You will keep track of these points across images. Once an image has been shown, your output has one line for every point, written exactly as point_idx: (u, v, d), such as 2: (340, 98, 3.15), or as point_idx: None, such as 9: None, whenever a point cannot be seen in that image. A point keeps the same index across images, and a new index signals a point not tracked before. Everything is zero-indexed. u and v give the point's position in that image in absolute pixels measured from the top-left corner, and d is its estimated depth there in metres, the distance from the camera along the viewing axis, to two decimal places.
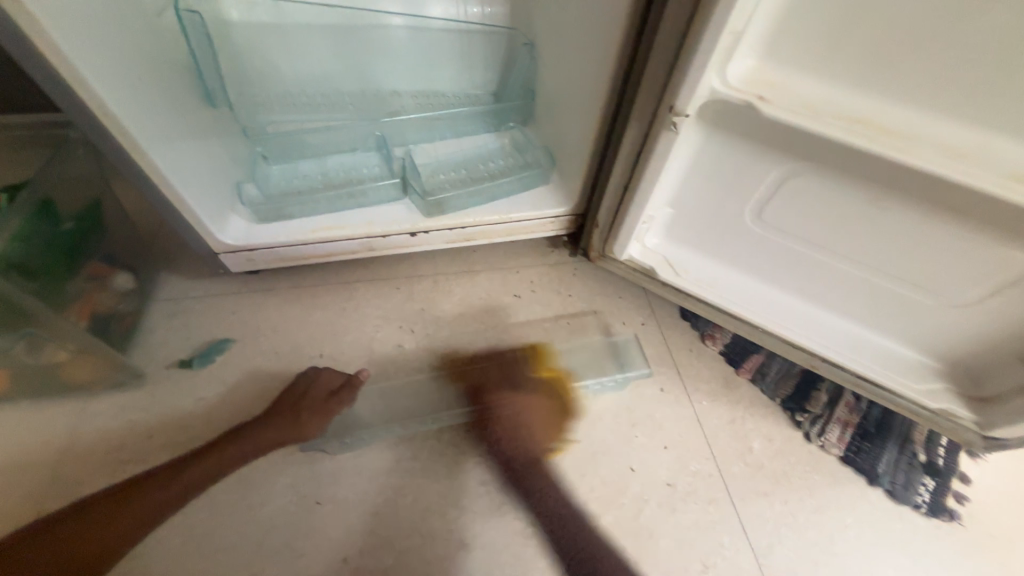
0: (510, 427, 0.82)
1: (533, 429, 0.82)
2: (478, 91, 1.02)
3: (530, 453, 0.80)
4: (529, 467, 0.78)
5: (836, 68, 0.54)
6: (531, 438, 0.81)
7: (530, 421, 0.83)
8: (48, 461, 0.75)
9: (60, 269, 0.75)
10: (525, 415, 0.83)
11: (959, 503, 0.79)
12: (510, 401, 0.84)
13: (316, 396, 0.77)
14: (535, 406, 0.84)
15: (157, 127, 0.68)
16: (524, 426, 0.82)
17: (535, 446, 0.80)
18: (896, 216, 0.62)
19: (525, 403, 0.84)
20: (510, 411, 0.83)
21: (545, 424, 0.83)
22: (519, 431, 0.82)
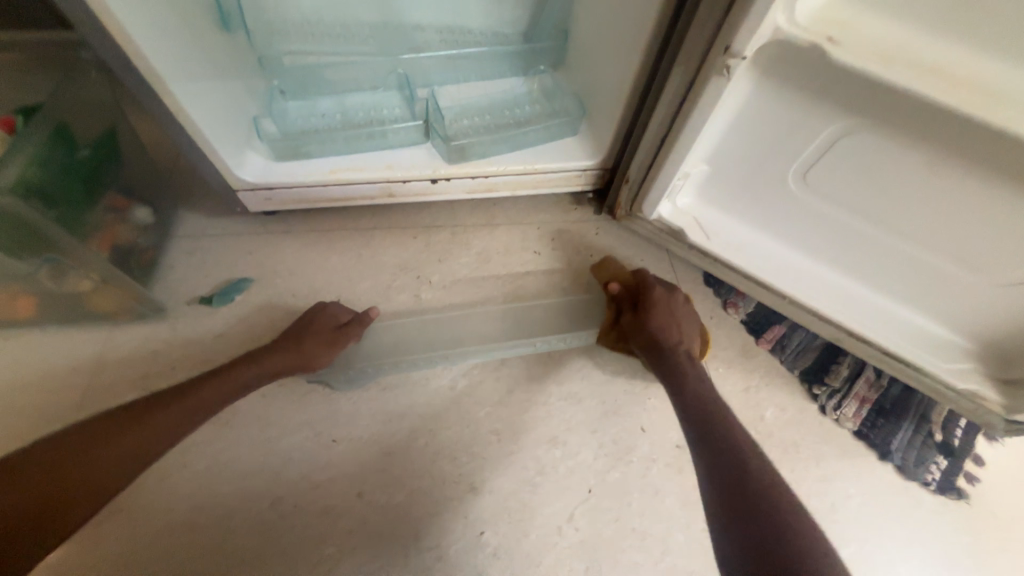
0: (661, 318, 0.78)
1: (679, 324, 0.78)
2: (508, 29, 0.95)
3: (676, 343, 0.76)
4: (678, 351, 0.74)
5: (923, 8, 0.48)
6: (677, 333, 0.77)
7: (682, 317, 0.80)
8: (76, 385, 0.78)
9: (78, 197, 0.74)
10: (678, 314, 0.80)
11: (969, 483, 0.79)
12: (669, 301, 0.80)
13: (322, 328, 0.77)
14: (688, 315, 0.80)
15: (171, 50, 0.64)
16: (672, 319, 0.78)
17: (682, 339, 0.77)
18: (960, 184, 0.57)
19: (679, 303, 0.81)
20: (665, 305, 0.80)
21: (691, 330, 0.80)
22: (668, 323, 0.78)
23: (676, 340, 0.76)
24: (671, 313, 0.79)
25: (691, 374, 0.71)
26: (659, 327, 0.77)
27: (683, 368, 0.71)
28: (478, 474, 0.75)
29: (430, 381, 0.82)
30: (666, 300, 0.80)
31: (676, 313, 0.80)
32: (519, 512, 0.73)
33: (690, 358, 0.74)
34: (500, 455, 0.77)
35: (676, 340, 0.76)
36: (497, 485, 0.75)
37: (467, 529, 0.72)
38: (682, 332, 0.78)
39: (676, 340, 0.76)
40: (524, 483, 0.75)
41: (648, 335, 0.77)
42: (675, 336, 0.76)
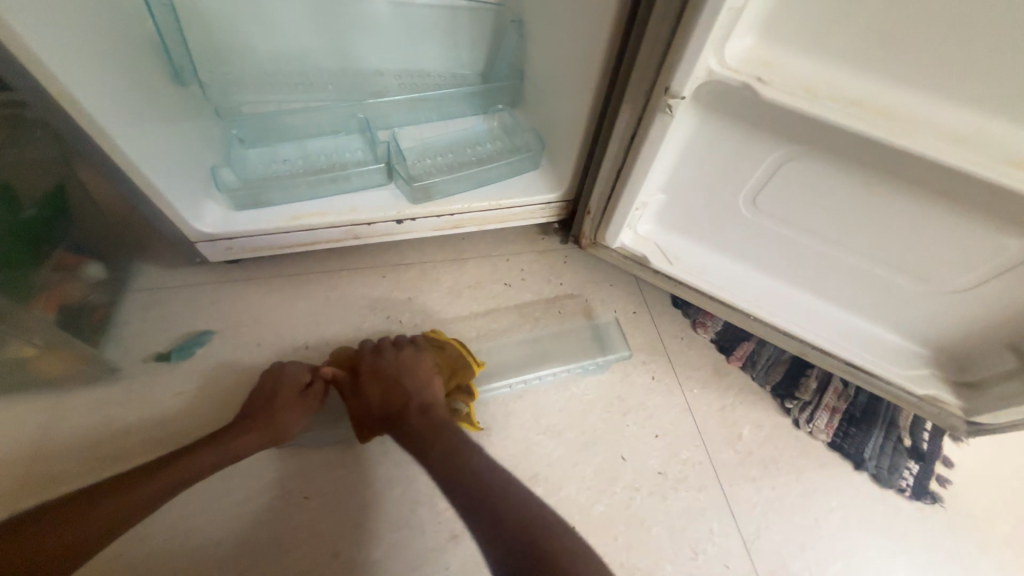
0: (383, 384, 0.73)
1: (403, 381, 0.73)
2: (465, 72, 0.98)
3: (404, 403, 0.71)
4: (410, 413, 0.70)
5: (836, 50, 0.52)
6: (402, 393, 0.72)
7: (409, 372, 0.74)
8: (20, 459, 0.72)
9: (23, 259, 0.70)
10: (399, 369, 0.74)
11: (942, 486, 0.80)
12: (395, 357, 0.76)
13: (287, 394, 0.74)
14: (424, 361, 0.77)
15: (121, 109, 0.64)
16: (392, 382, 0.73)
17: (413, 396, 0.72)
18: (892, 202, 0.61)
19: (403, 356, 0.76)
20: (392, 361, 0.76)
21: (436, 378, 0.75)
22: (390, 384, 0.73)
23: (399, 401, 0.71)
24: (398, 372, 0.74)
25: (430, 434, 0.66)
26: (377, 394, 0.72)
27: (434, 441, 0.66)
28: (458, 520, 0.72)
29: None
30: (398, 359, 0.76)
31: (389, 369, 0.75)
32: None
33: (427, 419, 0.68)
34: None
35: (403, 401, 0.71)
36: None
37: None
38: (422, 382, 0.74)
39: (417, 403, 0.71)
40: None
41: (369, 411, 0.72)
42: (400, 396, 0.71)
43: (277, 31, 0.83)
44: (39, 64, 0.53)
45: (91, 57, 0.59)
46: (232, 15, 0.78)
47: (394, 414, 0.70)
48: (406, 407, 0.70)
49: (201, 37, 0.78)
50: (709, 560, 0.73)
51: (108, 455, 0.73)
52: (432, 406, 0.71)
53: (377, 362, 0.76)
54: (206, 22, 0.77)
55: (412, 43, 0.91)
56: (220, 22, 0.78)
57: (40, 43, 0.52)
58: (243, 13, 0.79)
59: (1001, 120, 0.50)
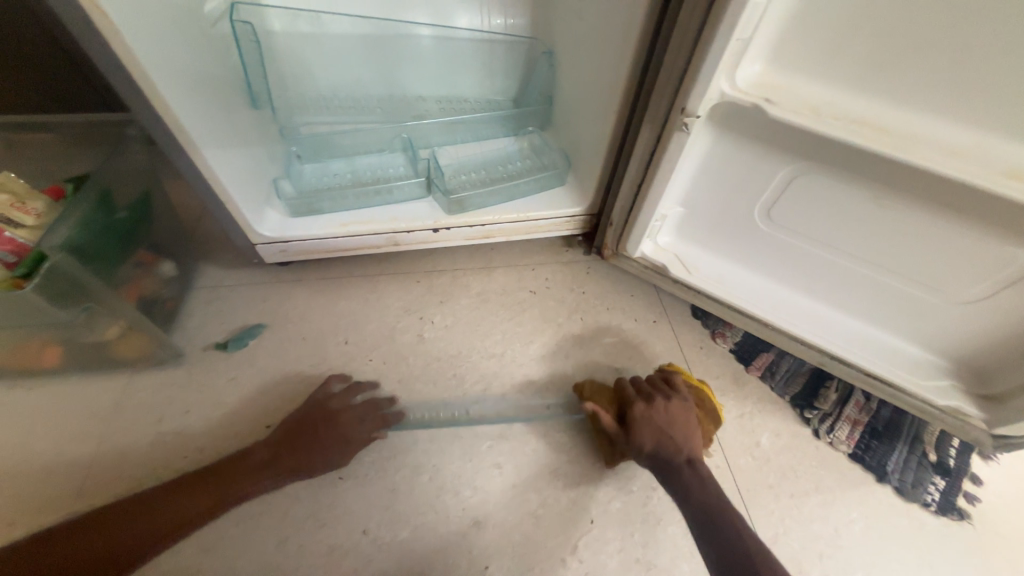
0: (652, 436, 0.72)
1: (674, 434, 0.73)
2: (499, 97, 1.08)
3: (674, 457, 0.71)
4: (681, 465, 0.71)
5: (838, 73, 0.57)
6: (674, 445, 0.72)
7: (674, 425, 0.74)
8: (96, 430, 0.81)
9: (114, 254, 0.81)
10: (671, 423, 0.74)
11: (970, 503, 0.79)
12: (654, 410, 0.75)
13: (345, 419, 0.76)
14: (684, 414, 0.76)
15: (208, 126, 0.74)
16: (665, 434, 0.72)
17: (684, 448, 0.72)
18: (900, 214, 0.64)
19: (670, 409, 0.76)
20: (656, 417, 0.74)
21: (696, 432, 0.76)
22: (663, 438, 0.72)
23: (672, 455, 0.71)
24: (664, 428, 0.73)
25: (706, 487, 0.68)
26: (651, 446, 0.72)
27: (712, 497, 0.67)
28: (482, 508, 0.76)
29: (433, 416, 0.85)
30: (652, 414, 0.74)
31: (663, 423, 0.74)
32: (523, 546, 0.73)
33: (700, 472, 0.70)
34: (503, 487, 0.78)
35: (676, 453, 0.71)
36: (501, 519, 0.75)
37: (472, 565, 0.72)
38: (680, 436, 0.73)
39: (686, 457, 0.71)
40: (526, 516, 0.76)
41: (642, 456, 0.72)
42: (675, 449, 0.72)
43: (336, 62, 0.95)
44: (153, 88, 0.64)
45: (189, 82, 0.70)
46: (300, 48, 0.90)
47: (666, 466, 0.71)
48: (678, 457, 0.71)
49: (273, 67, 0.90)
50: None
51: (170, 430, 0.81)
52: (698, 459, 0.72)
53: (650, 413, 0.74)
54: (279, 54, 0.89)
55: (453, 72, 1.02)
56: (290, 54, 0.90)
57: (154, 70, 0.63)
58: (309, 46, 0.91)
59: (997, 135, 0.53)
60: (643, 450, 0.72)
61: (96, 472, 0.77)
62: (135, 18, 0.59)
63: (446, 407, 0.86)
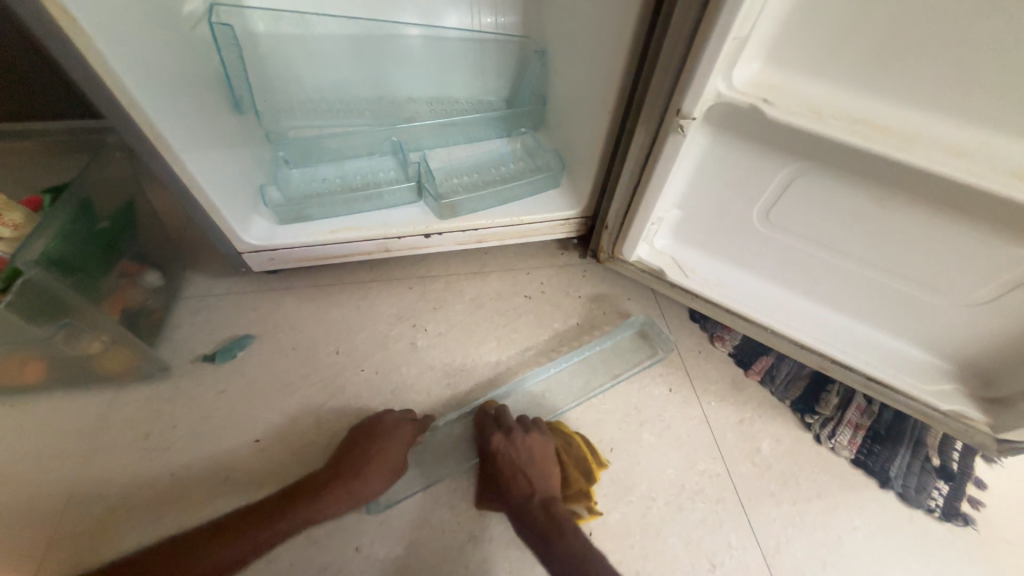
0: (506, 471, 0.72)
1: (529, 472, 0.72)
2: (491, 98, 1.06)
3: (526, 499, 0.69)
4: (534, 505, 0.68)
5: (838, 72, 0.56)
6: (526, 483, 0.71)
7: (526, 461, 0.73)
8: (81, 447, 0.79)
9: (96, 266, 0.79)
10: (528, 460, 0.73)
11: (974, 508, 0.78)
12: (511, 445, 0.74)
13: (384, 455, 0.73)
14: (546, 450, 0.75)
15: (189, 133, 0.72)
16: (519, 471, 0.72)
17: (536, 487, 0.71)
18: (902, 216, 0.63)
19: (529, 445, 0.75)
20: (508, 452, 0.74)
21: (555, 475, 0.73)
22: (517, 473, 0.72)
23: (524, 489, 0.70)
24: (515, 463, 0.73)
25: (570, 540, 0.63)
26: (506, 483, 0.71)
27: (575, 565, 0.59)
28: (477, 522, 0.75)
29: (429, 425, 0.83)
30: (505, 447, 0.74)
31: (519, 458, 0.73)
32: (520, 560, 0.72)
33: (554, 513, 0.67)
34: None
35: (526, 490, 0.70)
36: (496, 532, 0.74)
37: None
38: (531, 477, 0.71)
39: (541, 496, 0.69)
40: None
41: (503, 494, 0.71)
42: (523, 484, 0.71)
43: (323, 64, 0.92)
44: (128, 96, 0.61)
45: (168, 88, 0.68)
46: (285, 50, 0.88)
47: (520, 508, 0.68)
48: (529, 496, 0.69)
49: (258, 71, 0.87)
50: (727, 573, 0.72)
51: (158, 447, 0.79)
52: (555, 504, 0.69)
53: (507, 445, 0.74)
54: (264, 57, 0.87)
55: (443, 73, 1.00)
56: (275, 57, 0.88)
57: (129, 77, 0.61)
58: (294, 48, 0.88)
59: (1002, 135, 0.52)
60: (500, 485, 0.72)
61: (82, 490, 0.75)
62: (106, 22, 0.56)
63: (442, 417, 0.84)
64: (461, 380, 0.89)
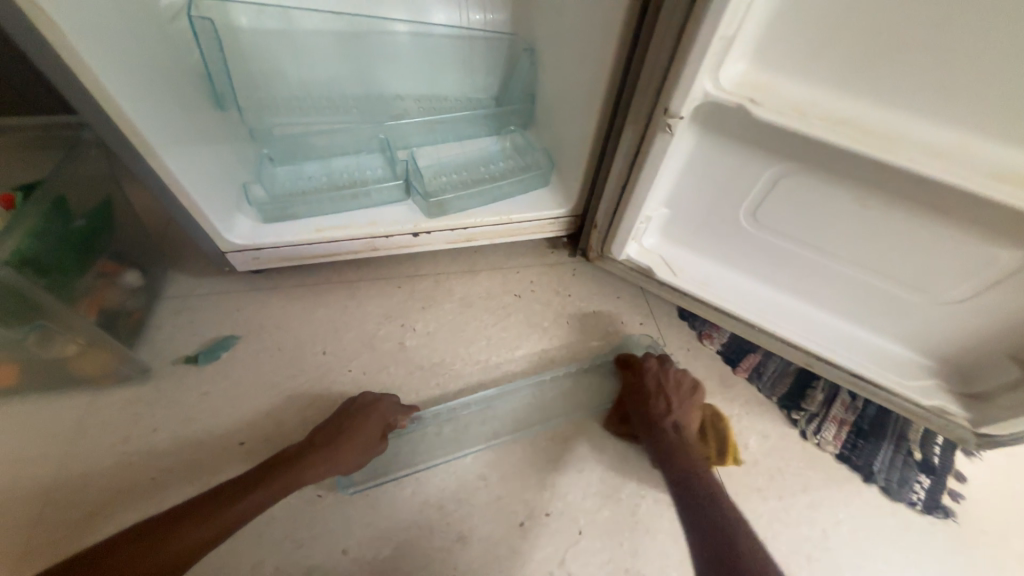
0: (649, 389, 0.79)
1: (670, 396, 0.78)
2: (480, 95, 1.05)
3: (662, 415, 0.76)
4: (667, 427, 0.74)
5: (823, 73, 0.56)
6: (665, 406, 0.77)
7: (673, 389, 0.79)
8: (57, 452, 0.76)
9: (71, 266, 0.77)
10: (676, 383, 0.80)
11: (954, 500, 0.80)
12: (663, 367, 0.82)
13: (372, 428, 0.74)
14: (687, 377, 0.81)
15: (168, 130, 0.70)
16: (658, 392, 0.79)
17: (677, 412, 0.76)
18: (886, 215, 0.63)
19: (675, 371, 0.81)
20: (658, 371, 0.81)
21: (699, 399, 0.79)
22: (658, 393, 0.79)
23: (666, 410, 0.76)
24: (659, 385, 0.79)
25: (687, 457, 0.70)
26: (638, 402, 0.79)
27: (683, 461, 0.69)
28: (466, 522, 0.74)
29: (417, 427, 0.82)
30: (651, 372, 0.81)
31: (666, 383, 0.80)
32: (510, 560, 0.71)
33: (684, 439, 0.73)
34: (488, 499, 0.76)
35: (663, 412, 0.76)
36: (486, 532, 0.73)
37: None
38: (682, 403, 0.78)
39: (673, 420, 0.75)
40: (513, 529, 0.74)
41: (631, 407, 0.80)
42: (661, 407, 0.77)
43: (308, 60, 0.91)
44: (103, 90, 0.59)
45: (146, 83, 0.66)
46: (269, 46, 0.86)
47: (654, 424, 0.75)
48: (665, 416, 0.76)
49: (240, 66, 0.85)
50: None
51: (137, 450, 0.77)
52: (686, 428, 0.75)
53: (656, 367, 0.82)
54: (246, 52, 0.85)
55: (431, 70, 0.99)
56: (258, 52, 0.86)
57: (104, 71, 0.59)
58: (278, 44, 0.87)
59: (982, 136, 0.52)
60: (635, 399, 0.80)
61: (58, 497, 0.73)
62: (78, 14, 0.54)
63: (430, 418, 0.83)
64: (450, 379, 0.88)
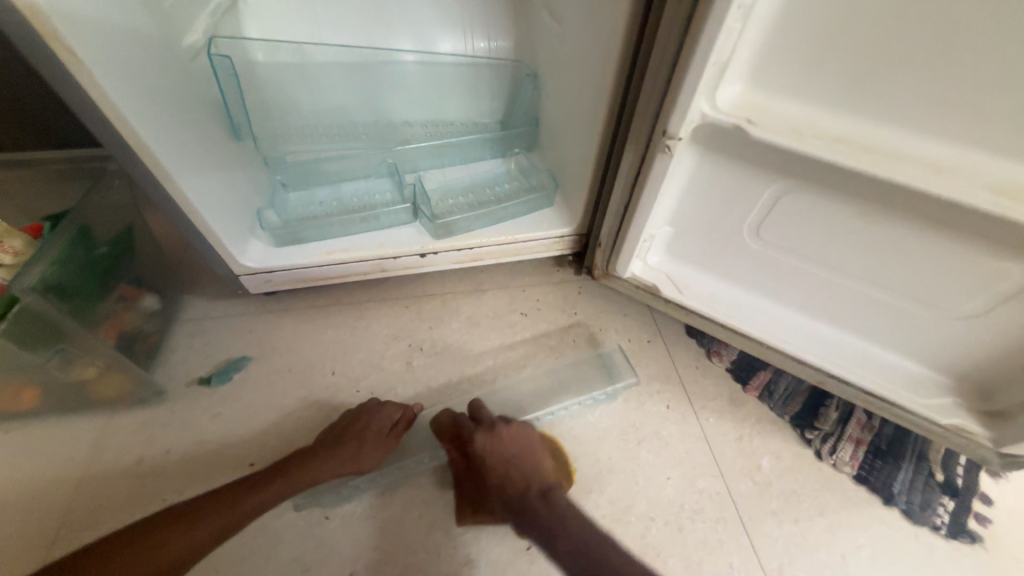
0: (500, 470, 0.72)
1: (519, 467, 0.72)
2: (485, 119, 1.08)
3: (520, 494, 0.68)
4: (533, 500, 0.67)
5: (818, 94, 0.57)
6: (518, 480, 0.70)
7: (520, 455, 0.73)
8: (73, 474, 0.78)
9: (93, 292, 0.80)
10: (514, 450, 0.74)
11: (981, 524, 0.76)
12: (496, 440, 0.74)
13: (379, 427, 0.76)
14: (529, 441, 0.76)
15: (188, 159, 0.74)
16: (510, 465, 0.72)
17: (530, 480, 0.70)
18: (891, 230, 0.63)
19: (513, 434, 0.75)
20: (495, 448, 0.74)
21: (547, 466, 0.74)
22: (504, 471, 0.71)
23: (521, 483, 0.70)
24: (507, 458, 0.73)
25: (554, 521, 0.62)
26: (497, 482, 0.71)
27: (564, 523, 0.62)
28: (473, 545, 0.73)
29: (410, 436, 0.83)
30: (492, 446, 0.74)
31: (507, 450, 0.74)
32: None
33: (555, 503, 0.65)
34: (495, 522, 0.75)
35: (519, 488, 0.69)
36: (493, 556, 0.73)
37: None
38: (526, 463, 0.72)
39: (539, 485, 0.69)
40: (521, 553, 0.73)
41: (491, 493, 0.72)
42: (516, 482, 0.70)
43: (320, 90, 0.95)
44: (128, 126, 0.63)
45: (168, 117, 0.69)
46: (283, 78, 0.90)
47: (518, 498, 0.68)
48: (526, 489, 0.69)
49: (256, 98, 0.89)
50: None
51: (149, 472, 0.78)
52: (556, 489, 0.69)
53: (490, 441, 0.74)
54: (261, 85, 0.89)
55: (438, 97, 1.02)
56: (273, 85, 0.90)
57: (130, 108, 0.62)
58: (292, 76, 0.91)
59: (982, 152, 0.53)
60: (491, 487, 0.71)
61: (72, 519, 0.74)
62: (106, 57, 0.58)
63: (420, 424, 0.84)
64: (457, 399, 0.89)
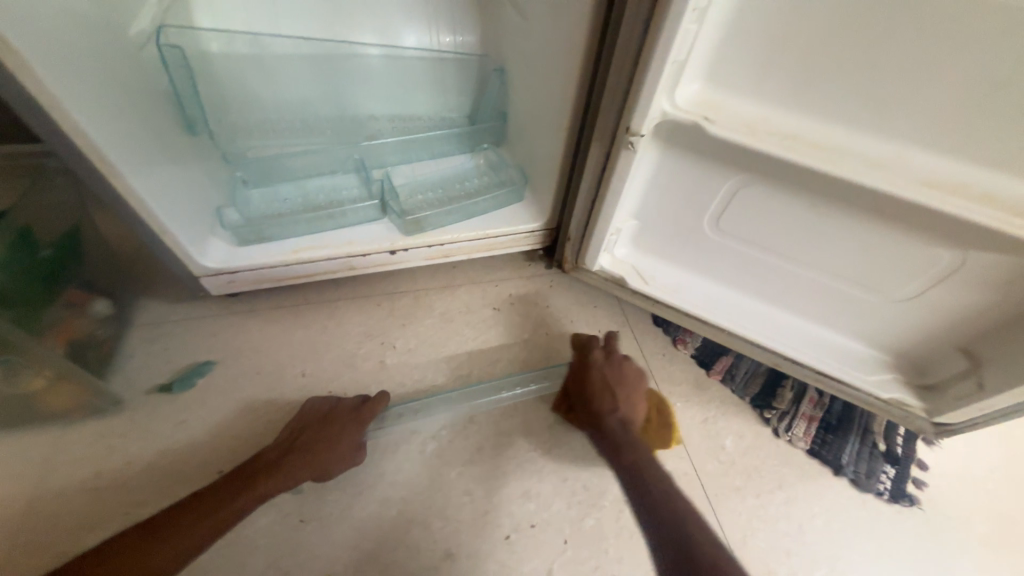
0: (596, 385, 0.81)
1: (618, 389, 0.80)
2: (453, 114, 1.07)
3: (606, 413, 0.77)
4: (613, 424, 0.75)
5: (768, 93, 0.60)
6: (615, 401, 0.78)
7: (624, 381, 0.81)
8: (21, 493, 0.73)
9: (37, 298, 0.75)
10: (621, 379, 0.82)
11: (919, 488, 0.84)
12: (609, 362, 0.84)
13: (349, 407, 0.79)
14: (636, 377, 0.82)
15: (139, 155, 0.70)
16: (608, 387, 0.80)
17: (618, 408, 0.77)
18: (835, 221, 0.68)
19: (623, 365, 0.84)
20: (603, 367, 0.83)
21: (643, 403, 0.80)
22: (611, 385, 0.80)
23: (610, 409, 0.77)
24: (608, 380, 0.81)
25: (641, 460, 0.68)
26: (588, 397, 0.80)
27: (631, 444, 0.71)
28: (453, 538, 0.74)
29: (381, 434, 0.82)
30: (600, 364, 0.84)
31: (611, 377, 0.82)
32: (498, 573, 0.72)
33: (634, 435, 0.73)
34: (473, 514, 0.76)
35: (609, 409, 0.77)
36: (472, 546, 0.74)
37: None
38: (630, 398, 0.79)
39: (621, 416, 0.76)
40: (500, 542, 0.74)
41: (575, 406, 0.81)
42: (608, 404, 0.78)
43: (280, 83, 0.92)
44: (70, 120, 0.59)
45: (115, 110, 0.66)
46: (240, 70, 0.87)
47: (601, 416, 0.77)
48: (614, 412, 0.77)
49: (212, 91, 0.86)
50: None
51: (109, 485, 0.75)
52: (630, 418, 0.77)
53: (602, 362, 0.84)
54: (217, 77, 0.85)
55: (403, 91, 1.01)
56: (229, 77, 0.87)
57: (72, 101, 0.59)
58: (249, 68, 0.87)
59: (912, 148, 0.57)
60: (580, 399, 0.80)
61: (23, 540, 0.70)
62: (44, 46, 0.55)
63: (395, 422, 0.84)
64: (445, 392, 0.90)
